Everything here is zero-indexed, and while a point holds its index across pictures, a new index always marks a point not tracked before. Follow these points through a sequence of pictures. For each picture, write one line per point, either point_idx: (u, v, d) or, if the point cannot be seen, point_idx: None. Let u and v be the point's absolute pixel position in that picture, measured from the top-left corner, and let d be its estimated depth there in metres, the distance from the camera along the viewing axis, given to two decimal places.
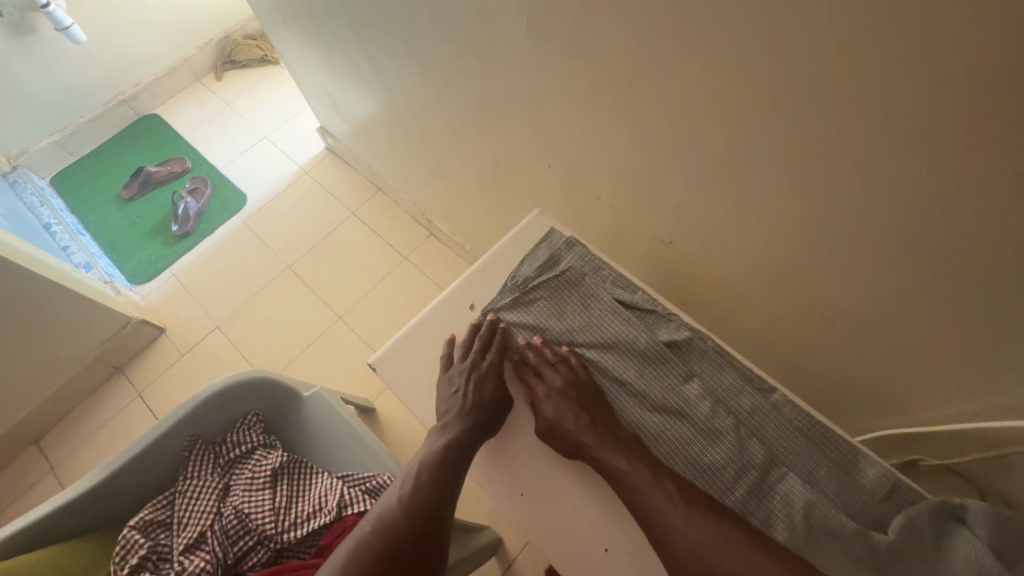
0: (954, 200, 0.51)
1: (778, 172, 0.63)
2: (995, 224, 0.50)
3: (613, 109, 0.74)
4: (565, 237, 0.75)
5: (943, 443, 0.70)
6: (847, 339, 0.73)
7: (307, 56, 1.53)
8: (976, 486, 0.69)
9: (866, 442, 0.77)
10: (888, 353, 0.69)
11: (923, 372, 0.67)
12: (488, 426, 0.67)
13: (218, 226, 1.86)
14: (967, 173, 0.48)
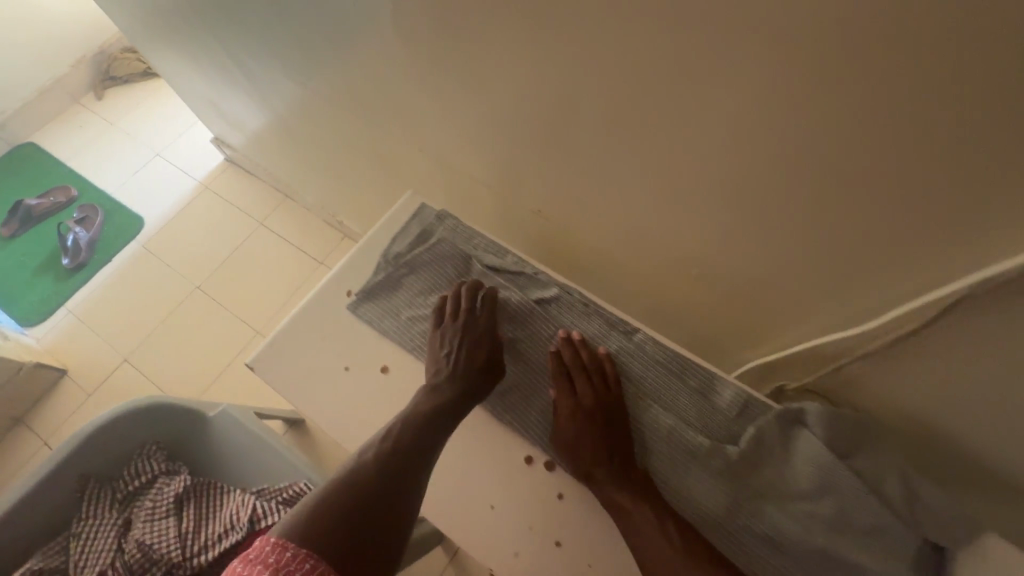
0: (757, 131, 0.54)
1: (614, 126, 0.64)
2: (794, 149, 0.53)
3: (462, 84, 0.75)
4: (435, 211, 0.74)
5: (801, 364, 0.75)
6: (712, 280, 0.77)
7: (180, 66, 1.45)
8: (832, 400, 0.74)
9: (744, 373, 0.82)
10: (747, 287, 0.73)
11: (778, 301, 0.72)
12: (477, 397, 0.61)
13: (114, 254, 1.74)
14: (773, 107, 0.51)
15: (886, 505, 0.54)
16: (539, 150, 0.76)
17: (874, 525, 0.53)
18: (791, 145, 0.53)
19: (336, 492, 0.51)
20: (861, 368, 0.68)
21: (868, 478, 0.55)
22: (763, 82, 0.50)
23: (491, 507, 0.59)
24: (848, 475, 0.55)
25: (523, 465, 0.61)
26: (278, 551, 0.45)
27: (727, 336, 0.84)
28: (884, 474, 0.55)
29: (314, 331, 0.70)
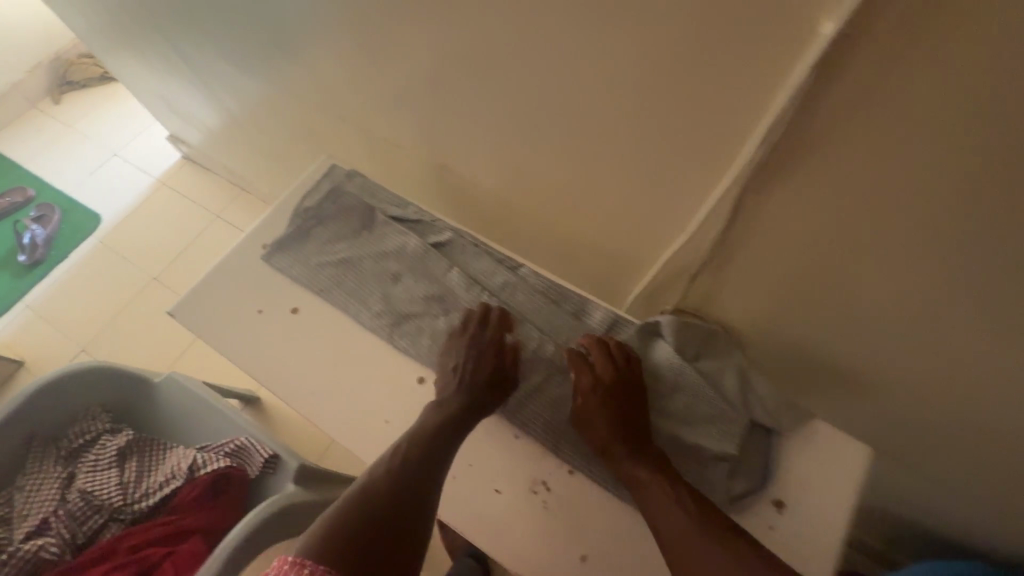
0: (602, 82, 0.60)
1: (494, 86, 0.71)
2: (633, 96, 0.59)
3: (370, 55, 0.81)
4: (345, 170, 0.81)
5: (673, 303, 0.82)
6: (602, 233, 0.83)
7: (131, 61, 1.51)
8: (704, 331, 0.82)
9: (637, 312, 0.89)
10: (629, 236, 0.80)
11: (654, 247, 0.78)
12: (485, 409, 0.63)
13: (73, 250, 1.78)
14: (609, 53, 0.57)
15: (723, 393, 0.63)
16: (436, 113, 0.83)
17: (715, 410, 0.62)
18: (629, 93, 0.59)
19: (352, 514, 0.54)
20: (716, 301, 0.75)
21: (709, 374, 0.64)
22: (593, 34, 0.56)
23: (386, 421, 0.66)
24: (693, 372, 0.64)
25: (416, 385, 0.67)
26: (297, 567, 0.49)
27: (616, 286, 0.90)
28: (722, 368, 0.64)
29: (233, 279, 0.76)
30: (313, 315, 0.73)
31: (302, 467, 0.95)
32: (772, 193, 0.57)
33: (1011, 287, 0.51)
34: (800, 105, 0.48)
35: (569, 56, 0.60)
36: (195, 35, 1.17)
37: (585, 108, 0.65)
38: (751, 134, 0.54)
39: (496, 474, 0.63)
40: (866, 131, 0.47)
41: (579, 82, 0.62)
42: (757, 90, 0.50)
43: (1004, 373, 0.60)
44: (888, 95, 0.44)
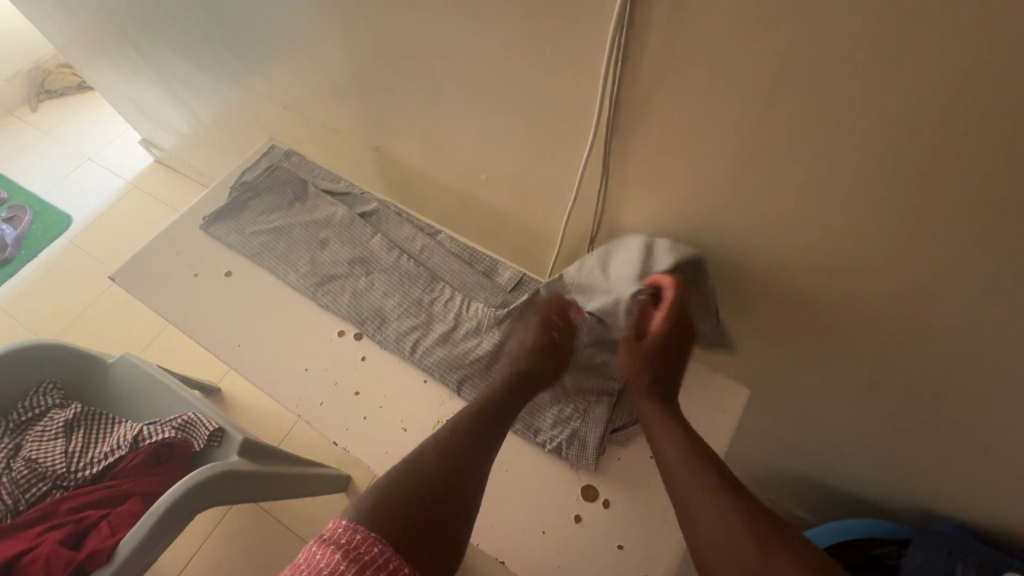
0: (500, 53, 0.67)
1: (416, 67, 0.78)
2: (526, 66, 0.67)
3: (309, 45, 0.89)
4: (283, 149, 0.88)
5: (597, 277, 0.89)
6: (521, 208, 0.89)
7: (101, 67, 1.58)
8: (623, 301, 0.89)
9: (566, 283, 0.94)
10: (543, 211, 0.86)
11: (565, 218, 0.84)
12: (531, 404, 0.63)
13: (42, 249, 1.82)
14: (501, 28, 0.64)
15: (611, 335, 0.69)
16: (366, 97, 0.90)
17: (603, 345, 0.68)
18: (522, 63, 0.67)
19: (402, 495, 0.52)
20: None
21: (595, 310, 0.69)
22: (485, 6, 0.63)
23: (306, 369, 0.71)
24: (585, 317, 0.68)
25: (336, 337, 0.73)
26: (349, 534, 0.49)
27: (538, 260, 0.97)
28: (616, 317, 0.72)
29: (173, 246, 0.82)
30: (245, 278, 0.78)
31: (246, 437, 0.99)
32: (635, 139, 0.65)
33: (835, 213, 0.59)
34: (630, 53, 0.57)
35: (463, 29, 0.68)
36: (155, 38, 1.24)
37: (484, 81, 0.73)
38: (602, 88, 0.62)
39: (404, 414, 0.67)
40: (693, 74, 0.55)
41: (474, 54, 0.70)
42: (598, 47, 0.59)
43: (856, 305, 0.67)
44: (699, 40, 0.52)
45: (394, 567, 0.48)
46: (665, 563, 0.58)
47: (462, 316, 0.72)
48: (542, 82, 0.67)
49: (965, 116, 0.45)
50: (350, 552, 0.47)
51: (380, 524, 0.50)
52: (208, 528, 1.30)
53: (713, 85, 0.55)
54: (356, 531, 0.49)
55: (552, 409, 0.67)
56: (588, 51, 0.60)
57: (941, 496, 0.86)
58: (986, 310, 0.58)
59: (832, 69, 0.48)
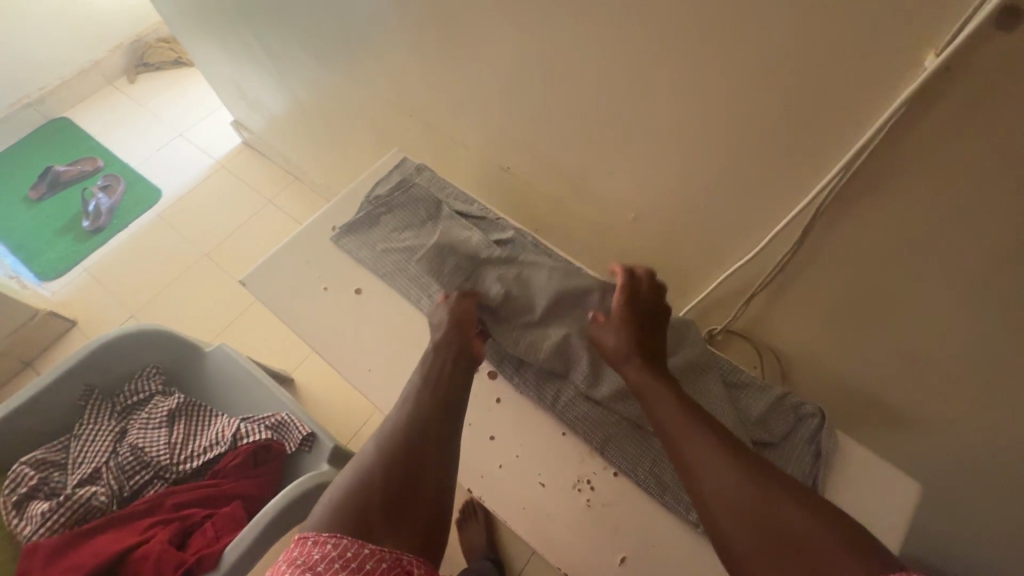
0: (676, 100, 0.62)
1: (568, 97, 0.74)
2: (704, 115, 0.61)
3: (450, 59, 0.86)
4: (415, 163, 0.85)
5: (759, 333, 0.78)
6: (652, 248, 0.84)
7: (211, 49, 1.61)
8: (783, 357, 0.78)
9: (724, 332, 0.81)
10: (680, 256, 0.80)
11: (706, 268, 0.78)
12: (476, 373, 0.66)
13: (132, 220, 1.87)
14: (686, 74, 0.59)
15: (769, 413, 0.65)
16: (512, 117, 0.85)
17: (756, 418, 0.64)
18: (699, 111, 0.61)
19: (364, 488, 0.53)
20: (770, 328, 0.76)
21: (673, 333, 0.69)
22: (674, 49, 0.58)
23: None
24: (717, 379, 0.66)
25: None
26: (301, 545, 0.49)
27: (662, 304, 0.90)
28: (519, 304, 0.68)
29: (302, 257, 0.80)
30: (376, 299, 0.76)
31: (338, 447, 0.97)
32: (846, 220, 0.57)
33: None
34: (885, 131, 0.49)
35: (662, 73, 0.61)
36: (280, 28, 1.23)
37: (667, 128, 0.66)
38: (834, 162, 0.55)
39: (541, 468, 0.64)
40: (969, 168, 0.46)
41: (665, 99, 0.63)
42: (845, 115, 0.51)
43: None
44: (998, 133, 0.43)
45: (351, 553, 0.48)
46: None
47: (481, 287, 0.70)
48: (723, 132, 0.61)
49: None
50: (299, 561, 0.47)
51: (332, 525, 0.51)
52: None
53: (988, 184, 0.46)
54: (307, 540, 0.49)
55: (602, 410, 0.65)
56: (827, 117, 0.52)
57: None
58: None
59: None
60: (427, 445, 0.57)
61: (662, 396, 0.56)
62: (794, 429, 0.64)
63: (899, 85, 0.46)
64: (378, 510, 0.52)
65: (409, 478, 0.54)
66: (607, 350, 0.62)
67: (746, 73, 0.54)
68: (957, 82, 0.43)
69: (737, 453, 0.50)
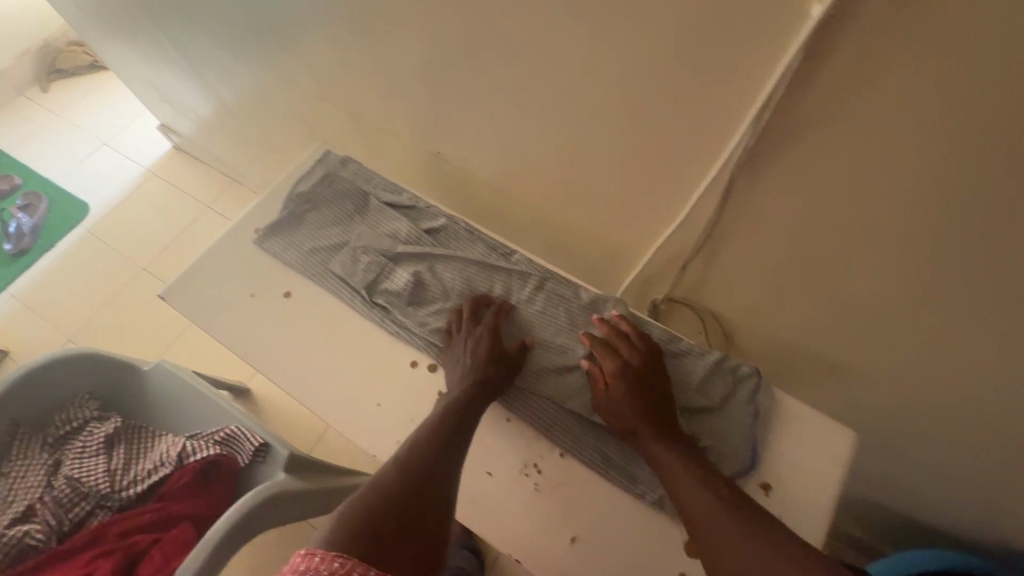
0: (590, 70, 0.61)
1: (486, 76, 0.72)
2: (620, 84, 0.60)
3: (365, 45, 0.82)
4: (339, 156, 0.81)
5: (699, 301, 0.78)
6: (590, 225, 0.83)
7: (123, 50, 1.50)
8: (724, 322, 0.79)
9: (668, 304, 0.81)
10: (617, 230, 0.79)
11: (642, 241, 0.78)
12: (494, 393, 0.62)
13: (60, 238, 1.76)
14: (596, 43, 0.57)
15: (709, 377, 0.65)
16: (436, 102, 0.82)
17: (695, 385, 0.65)
18: (615, 81, 0.60)
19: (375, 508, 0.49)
20: (708, 295, 0.76)
21: (596, 308, 0.69)
22: (581, 17, 0.56)
23: (378, 405, 0.66)
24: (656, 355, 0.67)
25: (409, 369, 0.68)
26: (306, 558, 0.43)
27: (606, 280, 0.89)
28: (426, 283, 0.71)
29: (226, 264, 0.76)
30: (307, 300, 0.73)
31: (292, 455, 0.95)
32: (767, 180, 0.57)
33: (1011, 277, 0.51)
34: (789, 84, 0.48)
35: (576, 42, 0.59)
36: (189, 22, 1.16)
37: (589, 99, 0.64)
38: (743, 122, 0.54)
39: (488, 457, 0.63)
40: (877, 117, 0.46)
41: (582, 70, 0.61)
42: (751, 74, 0.50)
43: (999, 366, 0.60)
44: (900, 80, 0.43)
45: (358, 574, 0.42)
46: None
47: (390, 279, 0.72)
48: (639, 101, 0.60)
49: None
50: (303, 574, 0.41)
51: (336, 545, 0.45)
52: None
53: (896, 134, 0.46)
54: (313, 553, 0.43)
55: (531, 392, 0.65)
56: (738, 78, 0.51)
57: None
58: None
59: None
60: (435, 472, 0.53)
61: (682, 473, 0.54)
62: (733, 390, 0.64)
63: (793, 35, 0.45)
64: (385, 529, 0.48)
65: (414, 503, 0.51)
66: (616, 417, 0.60)
67: (656, 35, 0.53)
68: (852, 29, 0.42)
69: (772, 545, 0.47)
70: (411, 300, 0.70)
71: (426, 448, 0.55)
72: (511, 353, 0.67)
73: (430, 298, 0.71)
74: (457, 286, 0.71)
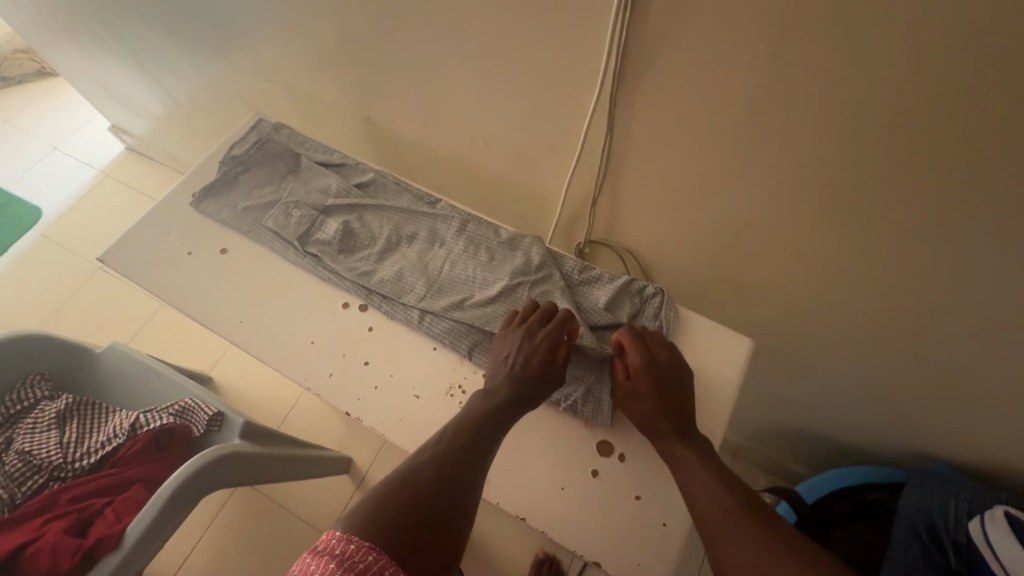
0: (487, 19, 0.66)
1: (400, 37, 0.77)
2: (515, 30, 0.65)
3: (288, 17, 0.87)
4: (271, 122, 0.85)
5: (615, 239, 0.85)
6: (513, 176, 0.88)
7: (65, 50, 1.51)
8: (640, 256, 0.86)
9: (589, 242, 0.87)
10: (537, 177, 0.85)
11: (559, 185, 0.83)
12: (528, 399, 0.61)
13: (13, 243, 1.75)
14: None
15: (618, 298, 0.70)
16: (361, 68, 0.87)
17: (603, 305, 0.69)
18: (509, 25, 0.65)
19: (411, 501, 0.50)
20: (622, 230, 0.83)
21: (515, 244, 0.74)
22: None
23: (311, 342, 0.70)
24: (573, 287, 0.72)
25: (340, 309, 0.72)
26: (344, 544, 0.45)
27: (536, 229, 0.95)
28: (357, 231, 0.75)
29: (163, 225, 0.79)
30: (242, 254, 0.76)
31: (247, 420, 0.97)
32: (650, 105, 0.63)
33: (853, 162, 0.58)
34: (639, 3, 0.54)
35: None
36: (125, 13, 1.18)
37: (486, 45, 0.70)
38: (619, 50, 0.60)
39: (416, 381, 0.67)
40: (722, 30, 0.53)
41: (480, 18, 0.67)
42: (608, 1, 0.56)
43: (867, 257, 0.67)
44: None
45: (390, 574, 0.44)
46: (683, 508, 0.60)
47: (322, 229, 0.75)
48: (533, 44, 0.66)
49: (948, 59, 0.46)
50: (344, 560, 0.43)
51: (373, 534, 0.47)
52: (210, 515, 1.28)
53: (732, 36, 0.53)
54: (351, 541, 0.45)
55: (454, 321, 0.69)
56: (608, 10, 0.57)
57: (937, 442, 0.90)
58: (1002, 259, 0.58)
59: (872, 13, 0.46)
60: (468, 470, 0.54)
61: (703, 480, 0.54)
62: (640, 309, 0.70)
63: None
64: (417, 523, 0.49)
65: (448, 503, 0.51)
66: (638, 416, 0.60)
67: None
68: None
69: (780, 545, 0.49)
70: (344, 249, 0.75)
71: (460, 450, 0.56)
72: (439, 289, 0.71)
73: (361, 246, 0.75)
74: (386, 232, 0.75)
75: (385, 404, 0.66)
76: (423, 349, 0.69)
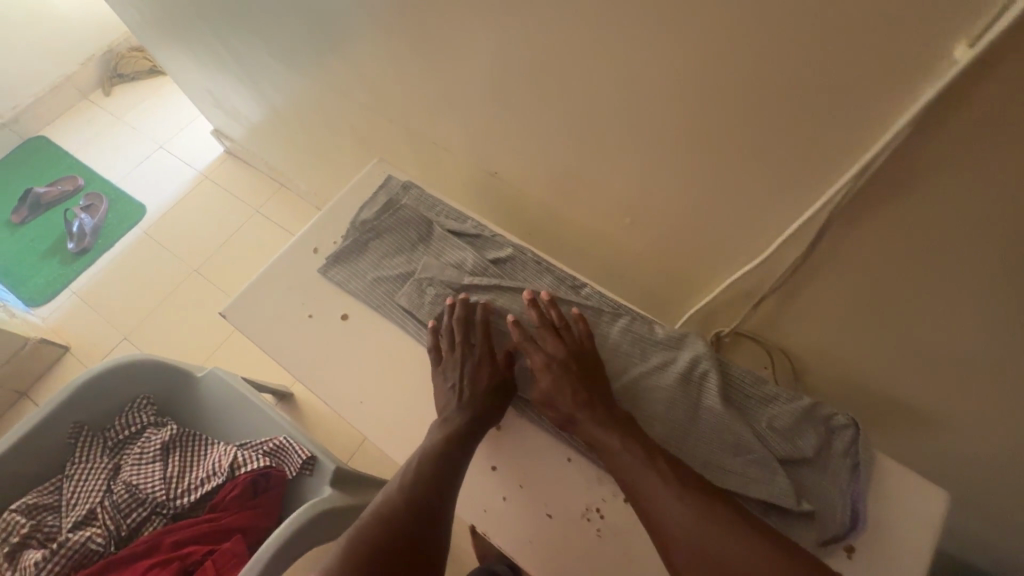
0: (668, 100, 0.58)
1: (551, 102, 0.70)
2: (701, 115, 0.57)
3: (425, 65, 0.82)
4: (401, 181, 0.80)
5: (767, 335, 0.75)
6: (651, 251, 0.80)
7: (183, 60, 1.55)
8: (792, 355, 0.76)
9: (733, 334, 0.78)
10: (682, 258, 0.76)
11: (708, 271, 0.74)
12: (488, 417, 0.62)
13: (118, 238, 1.83)
14: (677, 74, 0.55)
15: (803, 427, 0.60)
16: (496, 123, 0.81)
17: (781, 431, 0.60)
18: (695, 110, 0.57)
19: (387, 523, 0.54)
20: (776, 327, 0.73)
21: (677, 344, 0.66)
22: (661, 47, 0.54)
23: None
24: (739, 397, 0.63)
25: None
26: None
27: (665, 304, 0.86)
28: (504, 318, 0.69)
29: (285, 282, 0.76)
30: (373, 329, 0.72)
31: (339, 469, 0.95)
32: (866, 221, 0.53)
33: None
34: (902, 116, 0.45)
35: (655, 71, 0.56)
36: (247, 33, 1.18)
37: (659, 124, 0.62)
38: (854, 162, 0.50)
39: (548, 498, 0.61)
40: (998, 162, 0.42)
41: (659, 98, 0.59)
42: (870, 108, 0.46)
43: None
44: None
45: None
46: None
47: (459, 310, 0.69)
48: (720, 133, 0.57)
49: None
50: None
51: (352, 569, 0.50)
52: None
53: None
54: None
55: None
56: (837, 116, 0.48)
57: None
58: None
59: None
60: (438, 493, 0.56)
61: (630, 461, 0.55)
62: (828, 441, 0.60)
63: (928, 74, 0.42)
64: (396, 547, 0.52)
65: (422, 525, 0.54)
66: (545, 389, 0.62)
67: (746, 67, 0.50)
68: (1003, 65, 0.38)
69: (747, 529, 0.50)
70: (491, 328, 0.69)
71: (427, 468, 0.58)
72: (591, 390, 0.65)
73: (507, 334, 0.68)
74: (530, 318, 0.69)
75: (515, 517, 0.61)
76: (554, 459, 0.63)
